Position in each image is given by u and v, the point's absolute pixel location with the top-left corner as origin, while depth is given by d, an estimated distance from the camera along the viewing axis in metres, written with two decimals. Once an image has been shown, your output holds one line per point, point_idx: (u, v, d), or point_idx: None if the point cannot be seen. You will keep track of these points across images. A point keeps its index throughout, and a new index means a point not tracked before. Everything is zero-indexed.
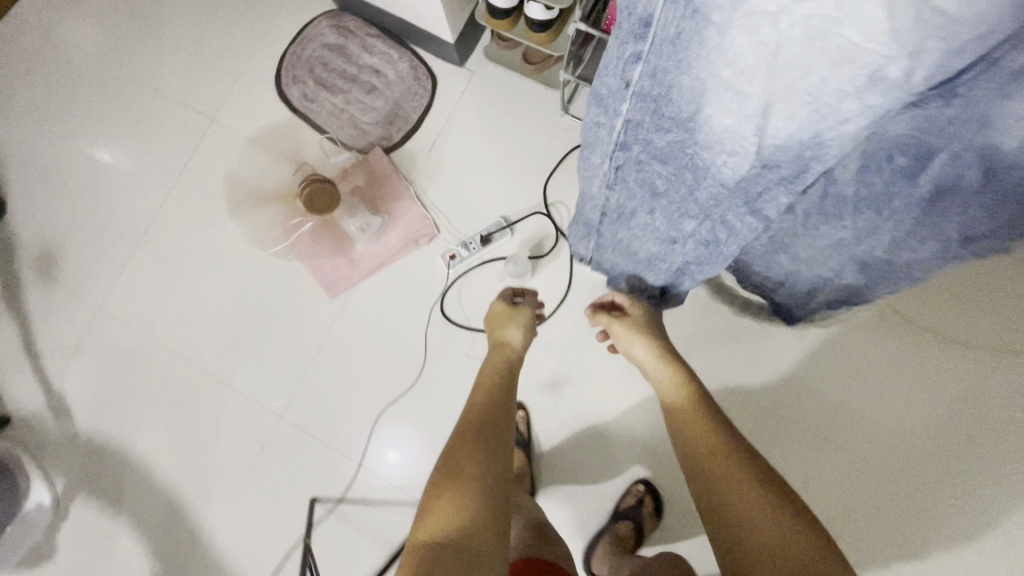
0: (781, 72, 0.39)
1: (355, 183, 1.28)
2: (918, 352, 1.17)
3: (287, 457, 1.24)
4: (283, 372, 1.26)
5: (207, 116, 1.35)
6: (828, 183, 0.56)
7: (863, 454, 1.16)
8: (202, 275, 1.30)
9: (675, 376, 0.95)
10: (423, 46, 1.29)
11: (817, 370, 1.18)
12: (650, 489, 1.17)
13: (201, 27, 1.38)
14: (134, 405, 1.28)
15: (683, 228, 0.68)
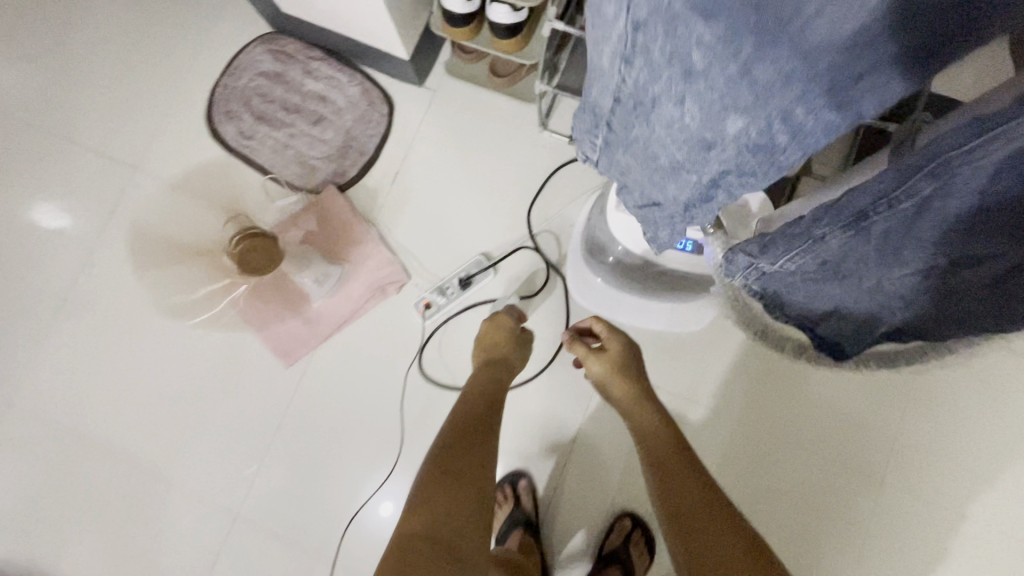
0: None
1: (307, 229, 1.09)
2: (984, 385, 1.00)
3: (249, 566, 1.03)
4: (237, 457, 1.06)
5: (129, 163, 1.15)
6: (939, 192, 0.38)
7: (931, 493, 0.98)
8: (131, 348, 1.09)
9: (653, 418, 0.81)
10: (375, 66, 1.13)
11: (864, 396, 1.01)
12: (638, 522, 0.99)
13: (116, 63, 1.19)
14: (58, 521, 1.06)
15: (721, 144, 0.37)
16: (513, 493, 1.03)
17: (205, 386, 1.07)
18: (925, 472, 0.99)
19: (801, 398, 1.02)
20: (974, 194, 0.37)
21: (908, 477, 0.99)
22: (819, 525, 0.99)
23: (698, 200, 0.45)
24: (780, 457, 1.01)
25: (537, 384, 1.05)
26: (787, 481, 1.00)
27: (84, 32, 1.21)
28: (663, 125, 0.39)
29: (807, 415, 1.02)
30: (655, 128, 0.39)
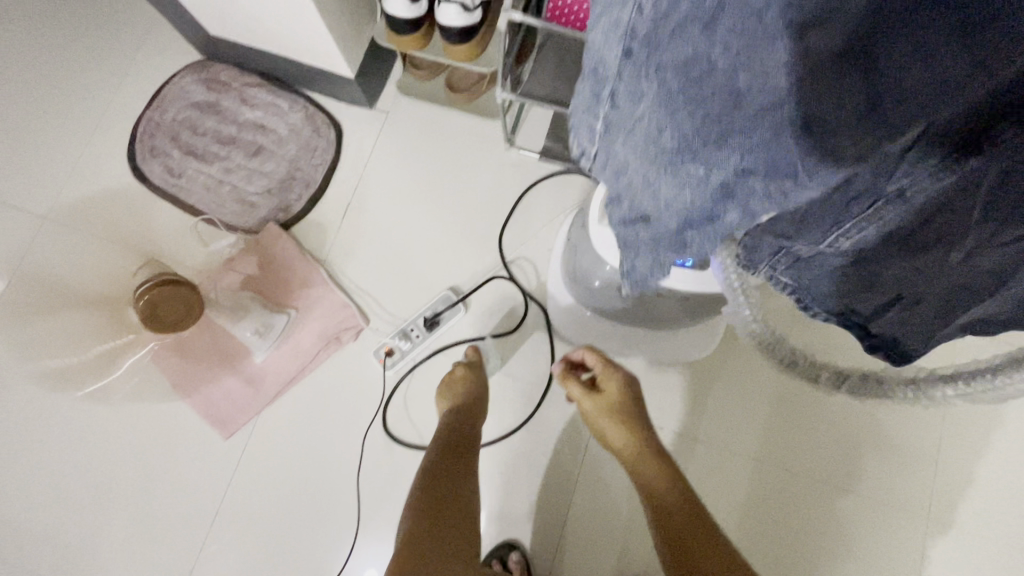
0: None
1: (244, 274, 0.95)
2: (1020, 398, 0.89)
3: None
4: (164, 554, 0.87)
5: (34, 211, 0.99)
6: None
7: (984, 525, 0.85)
8: (30, 429, 0.90)
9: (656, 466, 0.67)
10: (319, 89, 1.01)
11: (897, 415, 0.89)
12: None
13: (23, 104, 1.05)
14: None
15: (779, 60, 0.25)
16: (504, 570, 0.85)
17: (125, 469, 0.89)
18: (976, 510, 0.85)
19: (826, 420, 0.89)
20: None
21: (957, 509, 0.86)
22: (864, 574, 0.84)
23: (699, 215, 0.32)
24: (811, 497, 0.87)
25: (522, 436, 0.90)
26: (821, 524, 0.86)
27: None
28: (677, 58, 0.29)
29: (834, 438, 0.88)
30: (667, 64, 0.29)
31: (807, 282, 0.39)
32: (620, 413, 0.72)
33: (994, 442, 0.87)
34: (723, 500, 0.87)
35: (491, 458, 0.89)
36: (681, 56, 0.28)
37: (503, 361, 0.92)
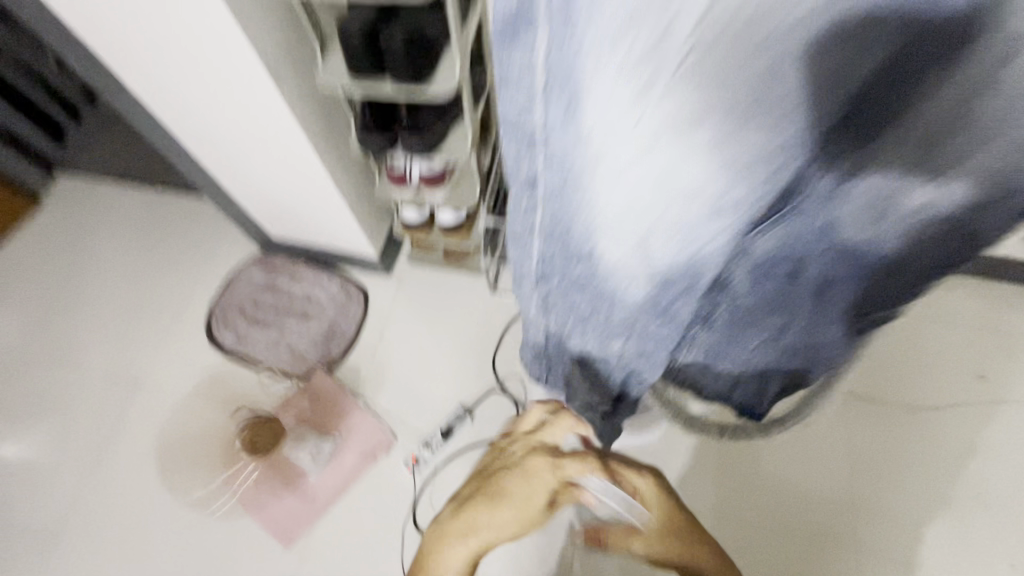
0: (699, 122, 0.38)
1: (299, 411, 1.22)
2: (891, 428, 1.16)
3: None
4: None
5: (133, 380, 1.30)
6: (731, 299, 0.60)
7: (898, 551, 1.07)
8: (131, 559, 1.12)
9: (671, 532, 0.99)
10: (350, 265, 1.38)
11: (808, 460, 1.14)
12: None
13: (125, 298, 1.41)
14: None
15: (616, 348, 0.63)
16: None
17: None
18: (888, 533, 1.08)
19: (760, 488, 1.13)
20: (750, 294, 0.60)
21: (877, 545, 1.08)
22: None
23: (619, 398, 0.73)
24: (766, 563, 1.08)
25: None
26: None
27: (99, 278, 1.45)
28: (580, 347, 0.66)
29: (769, 502, 1.12)
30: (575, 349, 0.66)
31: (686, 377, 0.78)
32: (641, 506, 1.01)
33: (889, 473, 1.13)
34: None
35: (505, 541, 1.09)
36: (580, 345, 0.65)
37: None
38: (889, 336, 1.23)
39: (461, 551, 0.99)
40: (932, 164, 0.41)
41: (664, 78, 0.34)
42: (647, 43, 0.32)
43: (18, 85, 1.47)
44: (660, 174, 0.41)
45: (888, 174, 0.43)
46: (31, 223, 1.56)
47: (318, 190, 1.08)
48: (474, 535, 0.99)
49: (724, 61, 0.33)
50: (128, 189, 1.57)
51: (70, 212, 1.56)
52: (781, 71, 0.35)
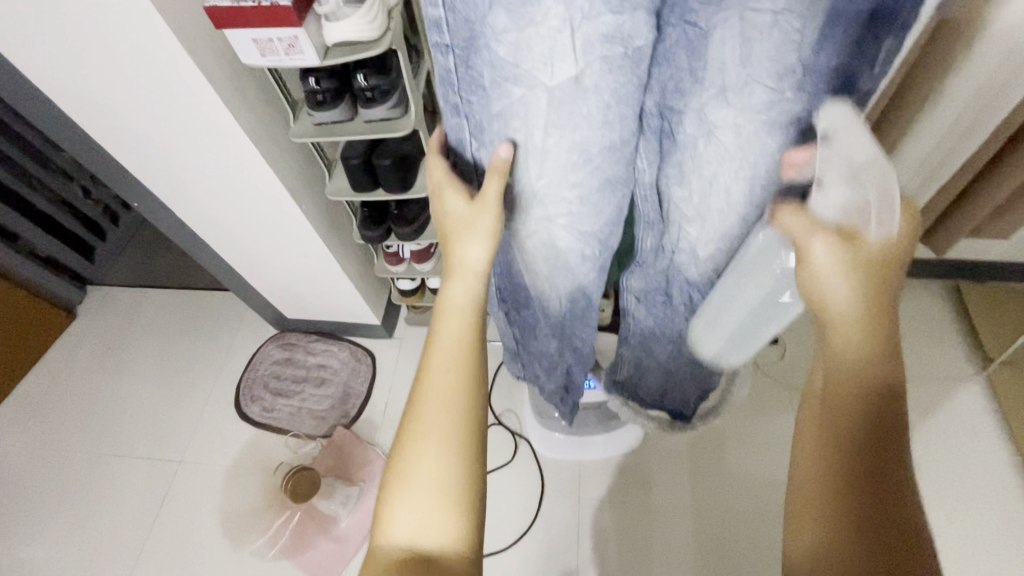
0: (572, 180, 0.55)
1: (326, 465, 1.39)
2: None
3: None
4: None
5: (175, 459, 1.47)
6: (635, 318, 0.80)
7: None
8: None
9: (871, 399, 0.49)
10: (357, 334, 1.59)
11: (759, 442, 1.32)
12: None
13: (161, 389, 1.60)
14: None
15: (555, 361, 0.83)
16: None
17: None
18: None
19: (730, 477, 1.28)
20: (646, 317, 0.79)
21: None
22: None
23: (570, 401, 0.92)
24: (749, 546, 1.21)
25: (535, 533, 1.26)
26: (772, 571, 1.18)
27: (136, 375, 1.64)
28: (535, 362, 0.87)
29: (742, 490, 1.27)
30: (531, 362, 0.88)
31: (631, 391, 0.95)
32: (869, 277, 0.50)
33: None
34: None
35: (518, 557, 1.24)
36: (533, 358, 0.87)
37: (509, 484, 1.33)
38: (805, 331, 1.47)
39: (450, 339, 0.56)
40: (704, 237, 0.63)
41: (535, 207, 0.59)
42: (523, 193, 0.57)
43: (64, 221, 1.75)
44: (547, 251, 0.64)
45: (688, 246, 0.65)
46: (69, 334, 1.75)
47: (328, 276, 1.31)
48: (455, 304, 0.57)
49: (561, 203, 0.58)
50: (155, 295, 1.80)
51: (104, 320, 1.77)
52: (594, 205, 0.58)
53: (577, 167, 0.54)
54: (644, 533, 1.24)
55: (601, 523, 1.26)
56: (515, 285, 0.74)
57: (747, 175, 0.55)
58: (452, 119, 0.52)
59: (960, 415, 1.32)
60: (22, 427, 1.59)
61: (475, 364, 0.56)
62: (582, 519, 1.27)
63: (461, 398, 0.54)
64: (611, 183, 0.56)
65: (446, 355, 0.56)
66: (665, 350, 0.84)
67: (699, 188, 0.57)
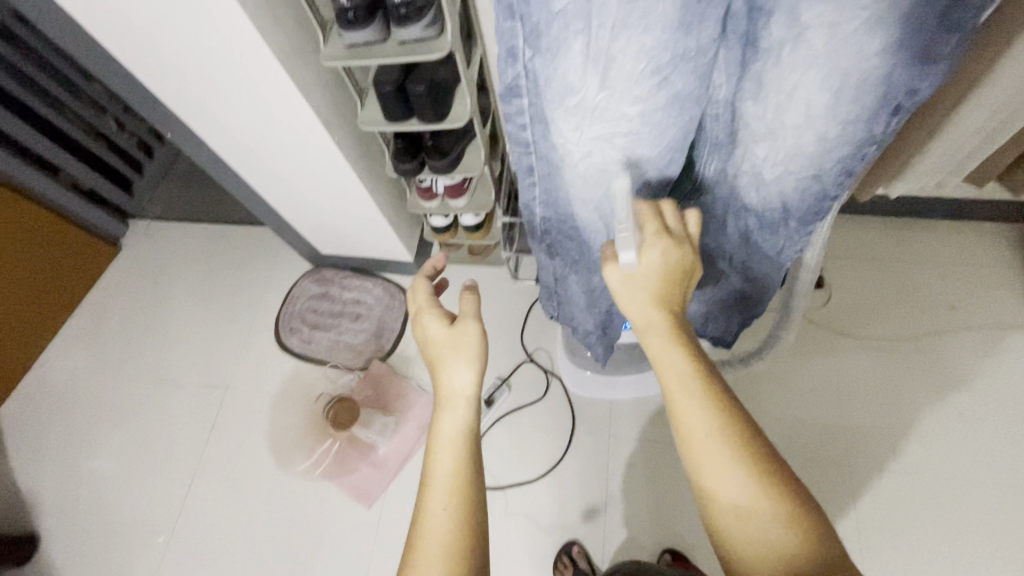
0: (634, 89, 0.51)
1: (364, 395, 1.45)
2: (866, 351, 1.31)
3: None
4: None
5: (221, 386, 1.55)
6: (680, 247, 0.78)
7: (896, 463, 1.19)
8: (237, 528, 1.36)
9: (698, 384, 0.54)
10: (390, 271, 1.60)
11: (797, 387, 1.29)
12: (677, 554, 1.17)
13: (204, 321, 1.66)
14: None
15: (597, 294, 0.80)
16: (571, 559, 1.19)
17: (298, 543, 1.31)
18: (878, 443, 1.22)
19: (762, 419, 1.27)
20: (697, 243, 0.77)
21: (874, 458, 1.20)
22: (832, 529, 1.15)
23: (608, 335, 0.89)
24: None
25: (564, 465, 1.30)
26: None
27: (181, 306, 1.70)
28: (574, 300, 0.84)
29: (772, 431, 1.25)
30: (571, 301, 0.84)
31: None
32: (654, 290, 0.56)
33: (871, 391, 1.27)
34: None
35: (548, 488, 1.28)
36: (573, 295, 0.83)
37: (540, 419, 1.36)
38: (852, 276, 1.40)
39: (449, 463, 0.63)
40: (772, 159, 0.59)
41: (590, 125, 0.54)
42: (578, 110, 0.52)
43: (104, 157, 1.77)
44: (598, 176, 0.60)
45: (755, 166, 0.61)
46: (113, 268, 1.81)
47: (360, 212, 1.30)
48: (448, 433, 0.64)
49: (619, 121, 0.54)
50: (193, 229, 1.83)
51: (146, 253, 1.82)
52: (657, 124, 0.54)
53: (644, 77, 0.49)
54: (670, 470, 1.26)
55: (629, 459, 1.29)
56: (559, 220, 0.68)
57: (827, 85, 0.51)
58: (505, 24, 0.46)
59: (1013, 364, 1.26)
60: (81, 352, 1.69)
61: (469, 489, 0.61)
62: (610, 455, 1.30)
63: (456, 526, 0.59)
64: (681, 94, 0.52)
65: (441, 489, 0.61)
66: (709, 281, 0.82)
67: (776, 103, 0.54)
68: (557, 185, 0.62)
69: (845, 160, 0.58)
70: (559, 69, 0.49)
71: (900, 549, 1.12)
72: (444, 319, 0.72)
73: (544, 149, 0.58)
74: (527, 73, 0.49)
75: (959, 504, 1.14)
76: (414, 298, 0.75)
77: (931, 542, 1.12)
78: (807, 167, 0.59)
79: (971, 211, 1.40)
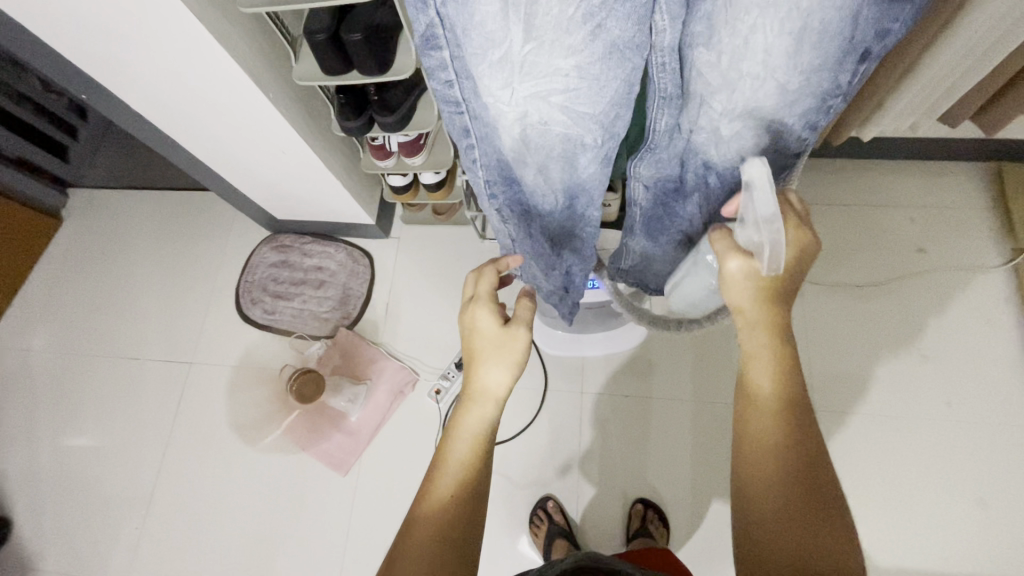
0: (565, 39, 0.45)
1: (333, 364, 1.42)
2: (834, 297, 1.31)
3: None
4: (311, 561, 1.26)
5: (184, 361, 1.50)
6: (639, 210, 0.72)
7: (860, 406, 1.22)
8: (214, 503, 1.35)
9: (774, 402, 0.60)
10: (352, 235, 1.53)
11: None
12: (649, 503, 1.19)
13: (161, 294, 1.59)
14: None
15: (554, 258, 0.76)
16: (546, 513, 1.21)
17: (277, 512, 1.31)
18: (843, 387, 1.24)
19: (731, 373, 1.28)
20: (656, 206, 0.71)
21: (839, 403, 1.22)
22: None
23: (569, 299, 0.86)
24: None
25: (539, 424, 1.30)
26: None
27: (135, 279, 1.62)
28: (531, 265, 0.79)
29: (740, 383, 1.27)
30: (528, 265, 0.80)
31: (636, 281, 0.90)
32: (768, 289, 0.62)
33: (840, 338, 1.28)
34: (692, 474, 1.23)
35: (522, 446, 1.29)
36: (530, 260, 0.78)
37: None
38: (824, 223, 1.38)
39: (461, 455, 0.62)
40: (729, 111, 0.55)
41: (521, 81, 0.48)
42: (504, 64, 0.46)
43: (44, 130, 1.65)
44: (539, 137, 0.55)
45: (711, 117, 0.56)
46: (58, 241, 1.71)
47: (312, 174, 1.22)
48: (472, 425, 0.64)
49: (554, 76, 0.48)
50: (140, 196, 1.72)
51: (92, 226, 1.71)
52: (596, 78, 0.48)
53: (576, 24, 0.44)
54: (642, 424, 1.27)
55: (601, 415, 1.29)
56: (506, 185, 0.63)
57: (788, 29, 0.46)
58: None
59: (977, 306, 1.27)
60: (32, 331, 1.60)
61: (479, 483, 0.61)
62: (582, 412, 1.30)
63: (452, 514, 0.59)
64: (633, 42, 0.45)
65: (452, 474, 0.61)
66: (672, 239, 0.78)
67: (731, 47, 0.48)
68: (495, 148, 0.56)
69: (805, 113, 0.54)
70: (476, 15, 0.42)
71: (861, 487, 1.17)
72: (502, 315, 0.69)
73: (475, 109, 0.51)
74: (442, 20, 0.42)
75: (918, 443, 1.18)
76: (472, 284, 0.72)
77: (890, 480, 1.16)
78: (767, 119, 0.55)
79: (944, 152, 1.37)
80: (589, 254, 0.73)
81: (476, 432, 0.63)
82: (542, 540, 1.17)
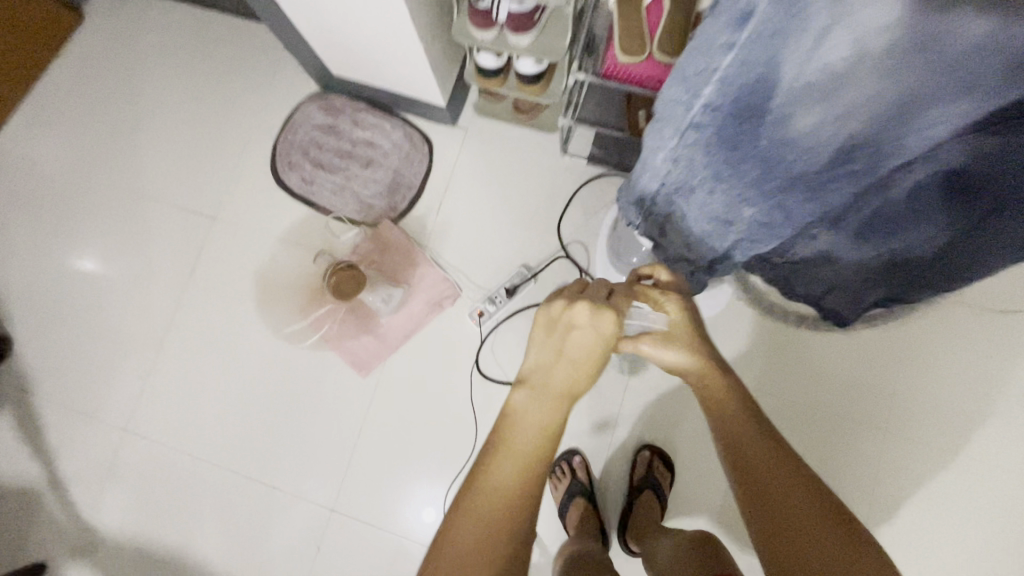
0: None
1: (370, 259, 1.27)
2: (966, 325, 1.14)
3: (338, 538, 1.18)
4: (318, 450, 1.22)
5: (207, 213, 1.35)
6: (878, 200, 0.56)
7: (933, 441, 1.11)
8: (226, 369, 1.28)
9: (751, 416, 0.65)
10: (414, 113, 1.31)
11: (872, 347, 1.14)
12: (657, 452, 1.13)
13: (187, 130, 1.40)
14: (174, 512, 1.23)
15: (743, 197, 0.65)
16: (569, 468, 1.14)
17: (290, 395, 1.24)
18: (919, 417, 1.12)
19: (803, 370, 1.14)
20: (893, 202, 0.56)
21: (906, 432, 1.12)
22: (842, 490, 1.11)
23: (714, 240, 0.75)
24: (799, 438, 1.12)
25: None
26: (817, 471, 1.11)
27: (158, 106, 1.42)
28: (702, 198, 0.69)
29: (812, 386, 1.14)
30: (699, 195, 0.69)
31: (791, 276, 0.77)
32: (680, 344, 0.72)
33: (950, 371, 1.13)
34: None
35: None
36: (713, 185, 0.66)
37: None
38: None
39: (514, 466, 0.56)
40: None
41: None
42: None
43: None
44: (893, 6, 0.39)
45: None
46: (73, 42, 1.47)
47: (390, 29, 0.98)
48: (530, 431, 0.59)
49: None
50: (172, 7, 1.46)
51: (114, 31, 1.46)
52: None
53: None
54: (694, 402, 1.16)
55: (653, 381, 1.17)
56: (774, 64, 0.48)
57: None
58: None
59: None
60: (40, 140, 1.43)
61: (530, 507, 0.55)
62: (633, 373, 1.18)
63: (495, 536, 0.52)
64: None
65: (499, 484, 0.55)
66: (877, 250, 0.64)
67: None
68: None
69: None
70: None
71: (906, 518, 1.10)
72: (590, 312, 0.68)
73: None
74: None
75: (983, 490, 1.09)
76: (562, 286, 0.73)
77: (939, 517, 1.09)
78: None
79: None
80: (794, 212, 0.63)
81: (537, 442, 0.58)
82: (560, 493, 1.13)
